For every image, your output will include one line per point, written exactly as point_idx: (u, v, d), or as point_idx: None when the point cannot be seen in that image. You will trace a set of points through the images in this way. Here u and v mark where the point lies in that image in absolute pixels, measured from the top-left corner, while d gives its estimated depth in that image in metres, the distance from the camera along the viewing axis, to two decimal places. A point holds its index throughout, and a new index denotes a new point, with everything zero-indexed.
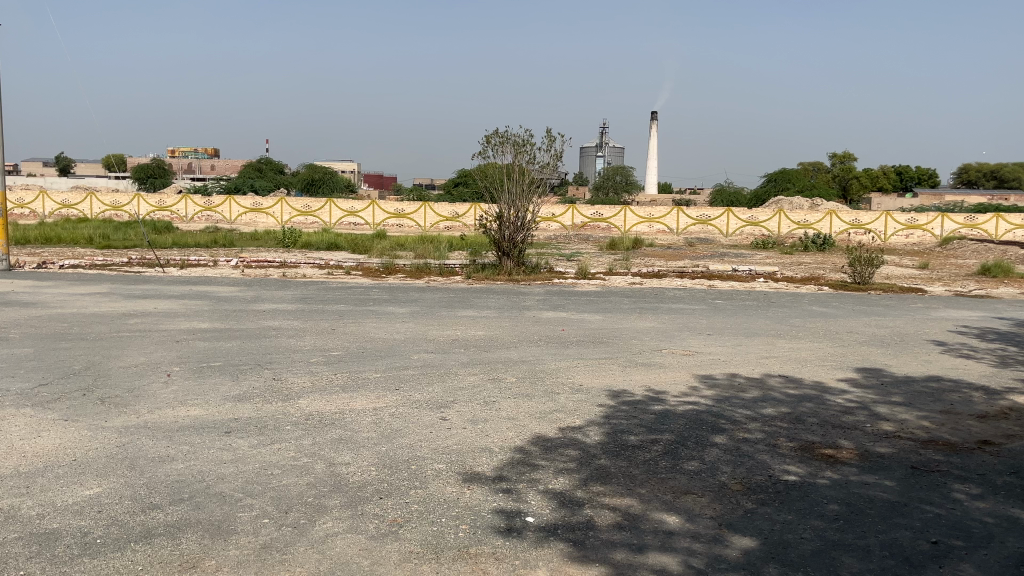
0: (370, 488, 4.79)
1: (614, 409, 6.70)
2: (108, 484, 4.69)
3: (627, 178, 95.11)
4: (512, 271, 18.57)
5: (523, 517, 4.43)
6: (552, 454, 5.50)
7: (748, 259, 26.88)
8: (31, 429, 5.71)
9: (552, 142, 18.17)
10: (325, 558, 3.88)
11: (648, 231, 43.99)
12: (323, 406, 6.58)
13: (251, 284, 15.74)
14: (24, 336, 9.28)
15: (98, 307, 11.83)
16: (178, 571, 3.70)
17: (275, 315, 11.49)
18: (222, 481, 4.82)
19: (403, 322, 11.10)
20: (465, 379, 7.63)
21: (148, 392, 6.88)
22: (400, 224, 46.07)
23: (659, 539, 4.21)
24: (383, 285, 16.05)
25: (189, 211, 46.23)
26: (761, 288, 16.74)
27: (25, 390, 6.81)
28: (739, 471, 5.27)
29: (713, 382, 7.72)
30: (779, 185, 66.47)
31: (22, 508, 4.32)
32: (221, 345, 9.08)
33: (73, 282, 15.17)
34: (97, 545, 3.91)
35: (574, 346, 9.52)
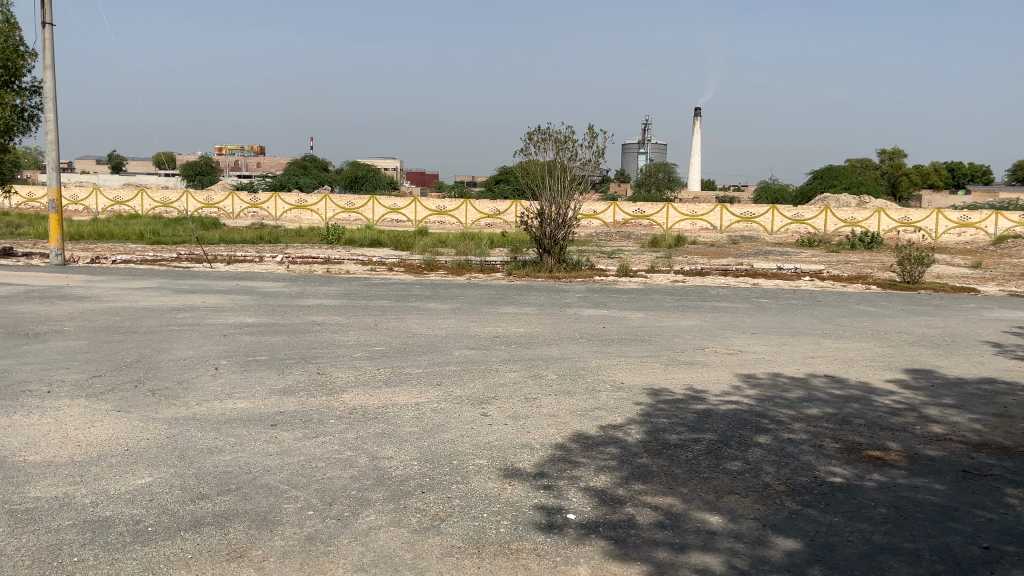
0: (412, 482, 4.84)
1: (655, 407, 6.66)
2: (158, 474, 4.81)
3: (670, 175, 94.36)
4: (553, 268, 18.57)
5: (564, 513, 4.44)
6: (592, 451, 5.49)
7: (794, 257, 26.40)
8: (86, 419, 5.88)
9: (595, 138, 18.07)
10: (368, 551, 3.92)
11: (691, 228, 43.64)
12: (367, 400, 6.66)
13: (296, 279, 15.98)
14: (80, 329, 9.57)
15: (147, 301, 12.09)
16: (227, 560, 3.78)
17: (318, 311, 11.60)
18: (268, 473, 4.91)
19: (445, 318, 11.21)
20: (506, 376, 7.67)
21: (198, 384, 7.03)
22: (441, 221, 46.31)
23: (701, 539, 4.18)
24: (425, 282, 16.14)
25: (236, 207, 47.06)
26: (807, 286, 16.54)
27: (80, 381, 7.02)
28: (783, 471, 5.20)
29: (756, 381, 7.64)
30: (825, 181, 65.36)
31: (77, 496, 4.45)
32: (266, 340, 9.23)
33: (125, 276, 15.56)
34: (148, 533, 4.02)
35: (616, 343, 9.50)
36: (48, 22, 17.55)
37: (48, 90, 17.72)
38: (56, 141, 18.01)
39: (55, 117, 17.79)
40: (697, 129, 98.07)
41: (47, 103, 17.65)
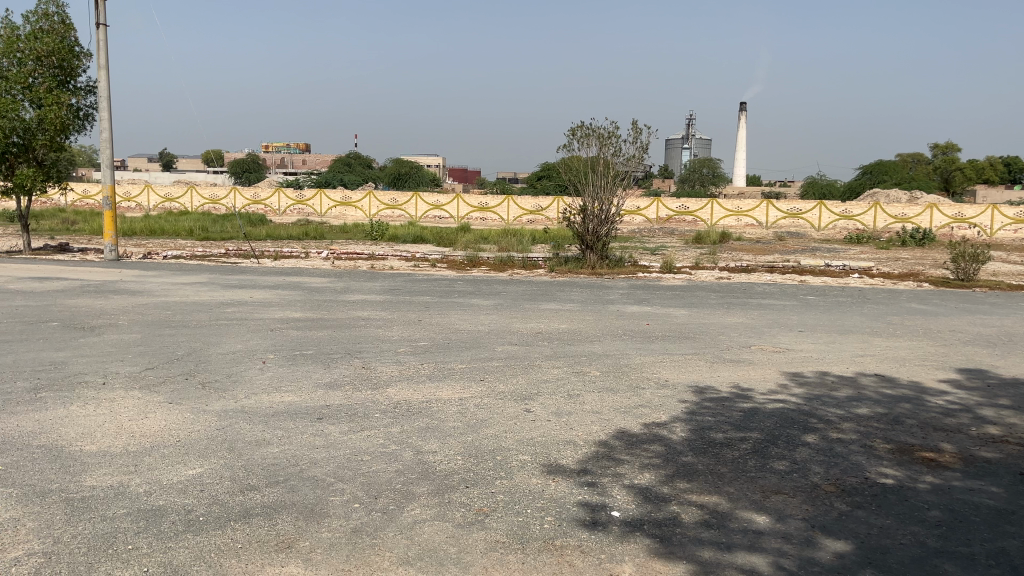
0: (456, 477, 4.86)
1: (700, 405, 6.59)
2: (208, 465, 4.91)
3: (715, 171, 93.26)
4: (596, 265, 18.48)
5: (608, 510, 4.42)
6: (636, 449, 5.45)
7: (842, 254, 25.84)
8: (139, 410, 6.03)
9: (639, 133, 17.95)
10: (413, 545, 3.95)
11: (736, 224, 43.10)
12: (411, 395, 6.71)
13: (340, 275, 16.18)
14: (133, 322, 9.82)
15: (198, 296, 12.33)
16: (276, 550, 3.84)
17: (363, 307, 11.71)
18: (314, 466, 4.98)
19: (488, 314, 11.22)
20: (549, 372, 7.65)
21: (245, 377, 7.17)
22: (484, 218, 46.38)
23: (748, 538, 4.12)
24: (468, 278, 16.20)
25: (282, 204, 47.82)
26: (856, 284, 16.19)
27: (134, 373, 7.20)
28: (833, 472, 5.11)
29: (803, 380, 7.51)
30: (875, 177, 63.97)
31: (131, 485, 4.56)
32: (312, 334, 9.36)
33: (176, 271, 15.91)
34: (200, 522, 4.10)
35: (660, 340, 9.42)
36: (102, 22, 17.99)
37: (103, 90, 18.18)
38: (109, 139, 18.47)
39: (108, 116, 18.24)
40: (742, 124, 96.75)
41: (101, 102, 18.10)
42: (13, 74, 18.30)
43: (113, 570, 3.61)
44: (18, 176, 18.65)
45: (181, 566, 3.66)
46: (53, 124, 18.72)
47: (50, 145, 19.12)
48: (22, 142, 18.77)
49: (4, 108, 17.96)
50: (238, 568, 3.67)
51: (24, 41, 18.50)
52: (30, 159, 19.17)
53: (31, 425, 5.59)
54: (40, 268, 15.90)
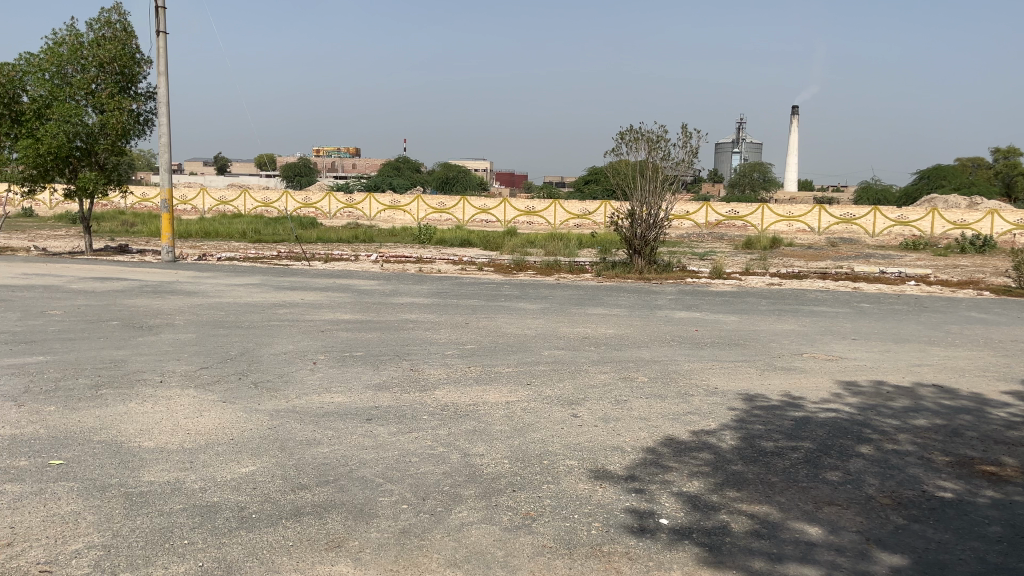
0: (503, 480, 4.87)
1: (750, 413, 6.49)
2: (261, 464, 5.00)
3: (766, 176, 91.83)
4: (643, 270, 18.33)
5: (657, 518, 4.38)
6: (684, 456, 5.39)
7: (897, 261, 25.22)
8: (195, 409, 6.17)
9: (688, 138, 17.78)
10: (461, 547, 3.97)
11: (788, 230, 42.36)
12: (458, 397, 6.75)
13: (390, 277, 16.35)
14: (189, 322, 10.06)
15: (251, 297, 12.59)
16: (326, 549, 3.89)
17: (411, 310, 11.78)
18: (363, 466, 5.03)
19: (535, 319, 11.19)
20: (596, 378, 7.61)
21: (297, 378, 7.29)
22: (530, 222, 46.40)
23: (800, 550, 4.05)
24: (515, 282, 16.26)
25: (332, 207, 48.47)
26: (913, 291, 15.75)
27: (190, 372, 7.37)
28: (888, 484, 4.98)
29: (858, 389, 7.34)
30: (933, 182, 62.28)
31: (187, 482, 4.67)
32: (362, 336, 9.46)
33: (229, 273, 16.28)
34: (253, 519, 4.18)
35: (709, 347, 9.30)
36: (162, 30, 18.48)
37: (162, 95, 18.67)
38: (167, 143, 18.94)
39: (166, 120, 18.71)
40: (793, 128, 95.10)
41: (160, 108, 18.60)
42: (77, 80, 18.93)
43: (170, 564, 3.70)
44: (81, 180, 19.25)
45: (235, 562, 3.73)
46: (114, 129, 19.29)
47: (111, 149, 19.70)
48: (84, 146, 19.38)
49: (68, 114, 18.57)
50: (290, 565, 3.72)
51: (88, 48, 19.10)
52: (93, 163, 19.79)
53: (92, 421, 5.76)
54: (101, 268, 16.42)
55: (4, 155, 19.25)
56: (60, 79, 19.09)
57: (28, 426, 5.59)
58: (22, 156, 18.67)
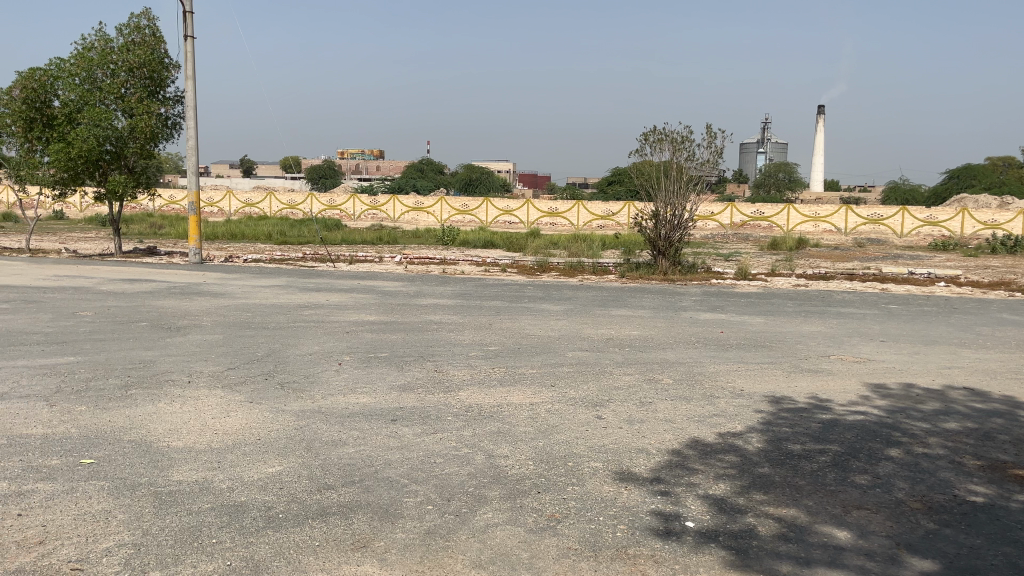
0: (528, 482, 4.86)
1: (777, 415, 6.43)
2: (288, 464, 5.03)
3: (791, 176, 91.03)
4: (668, 271, 18.24)
5: (682, 520, 4.35)
6: (710, 459, 5.35)
7: (926, 262, 24.87)
8: (222, 409, 6.23)
9: (713, 138, 17.66)
10: (486, 548, 3.97)
11: (814, 231, 41.95)
12: (483, 399, 6.75)
13: (414, 278, 16.42)
14: (216, 323, 10.18)
15: (276, 298, 12.71)
16: (352, 549, 3.91)
17: (434, 310, 11.83)
18: (389, 466, 5.06)
19: (558, 320, 11.17)
20: (621, 379, 7.58)
21: (323, 378, 7.34)
22: (553, 223, 46.38)
23: (828, 554, 4.00)
24: (538, 283, 16.25)
25: (357, 209, 48.73)
26: (942, 293, 15.58)
27: (218, 372, 7.45)
28: (918, 488, 4.91)
29: (886, 392, 7.25)
30: (963, 182, 61.37)
31: (214, 481, 4.72)
32: (386, 337, 9.52)
33: (255, 274, 16.41)
34: (279, 519, 4.21)
35: (734, 349, 9.23)
36: (189, 34, 18.70)
37: (189, 99, 18.89)
38: (194, 145, 19.15)
39: (193, 123, 18.91)
40: (819, 128, 94.14)
41: (188, 112, 18.81)
42: (107, 85, 19.21)
43: (199, 563, 3.74)
44: (111, 183, 19.53)
45: (263, 561, 3.76)
46: (143, 133, 19.54)
47: (140, 152, 19.98)
48: (114, 150, 19.66)
49: (98, 118, 18.85)
50: (317, 565, 3.74)
51: (117, 53, 19.36)
52: (122, 166, 20.08)
53: (121, 421, 5.84)
54: (130, 270, 16.65)
55: (36, 159, 19.61)
56: (90, 83, 19.38)
57: (60, 425, 5.68)
58: (53, 160, 18.99)
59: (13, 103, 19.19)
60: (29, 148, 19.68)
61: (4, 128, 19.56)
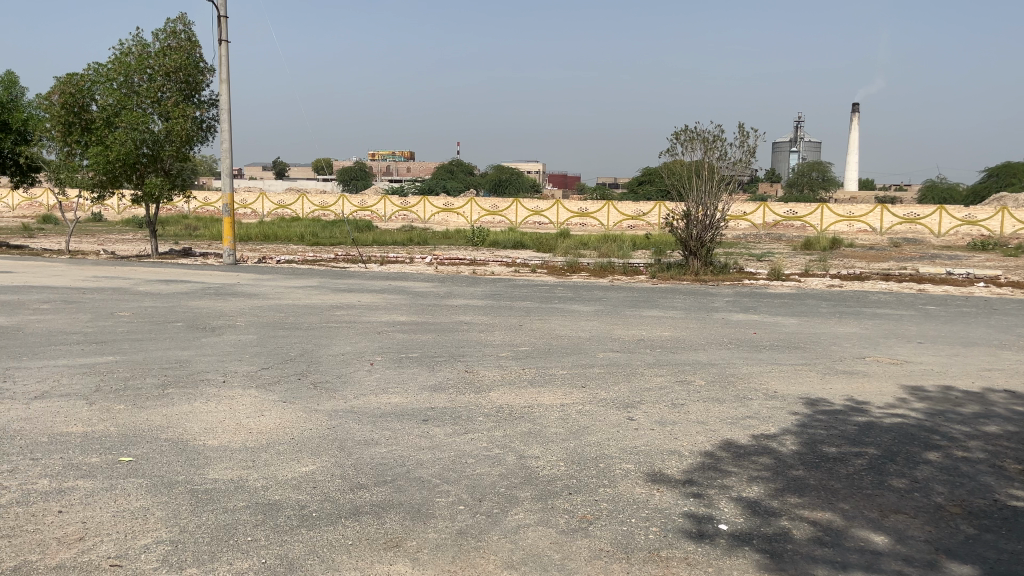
0: (559, 483, 4.85)
1: (812, 418, 6.34)
2: (321, 463, 5.08)
3: (825, 175, 89.82)
4: (699, 271, 18.10)
5: (716, 523, 4.31)
6: (743, 461, 5.30)
7: (964, 262, 24.41)
8: (256, 408, 6.30)
9: (745, 137, 17.48)
10: (517, 549, 3.96)
11: (848, 230, 41.35)
12: (513, 399, 6.76)
13: (444, 279, 16.46)
14: (249, 323, 10.31)
15: (308, 298, 12.84)
16: (384, 548, 3.93)
17: (465, 311, 11.87)
18: (421, 466, 5.08)
19: (589, 321, 11.14)
20: (652, 380, 7.54)
21: (354, 378, 7.39)
22: (583, 223, 46.26)
23: (865, 558, 3.94)
24: (569, 284, 16.22)
25: (388, 211, 49.04)
26: (982, 292, 15.38)
27: (252, 372, 7.54)
28: (958, 492, 4.81)
29: (924, 394, 7.12)
30: (1003, 180, 60.05)
31: (250, 480, 4.78)
32: (416, 338, 9.56)
33: (288, 275, 16.55)
34: (312, 518, 4.25)
35: (768, 350, 9.12)
36: (224, 38, 18.95)
37: (224, 102, 19.14)
38: (227, 148, 19.39)
39: (227, 125, 19.15)
40: (854, 125, 92.78)
41: (222, 115, 19.06)
42: (144, 89, 19.55)
43: (235, 560, 3.78)
44: (148, 185, 19.87)
45: (296, 559, 3.80)
46: (178, 136, 19.84)
47: (176, 155, 20.30)
48: (151, 153, 19.99)
49: (135, 122, 19.19)
50: (350, 564, 3.77)
51: (153, 58, 19.70)
52: (158, 169, 20.41)
53: (158, 419, 5.93)
54: (166, 271, 16.92)
55: (75, 162, 20.03)
56: (128, 88, 19.73)
57: (99, 424, 5.78)
58: (92, 163, 19.37)
59: (52, 108, 19.61)
60: (68, 151, 20.10)
61: (45, 132, 20.02)
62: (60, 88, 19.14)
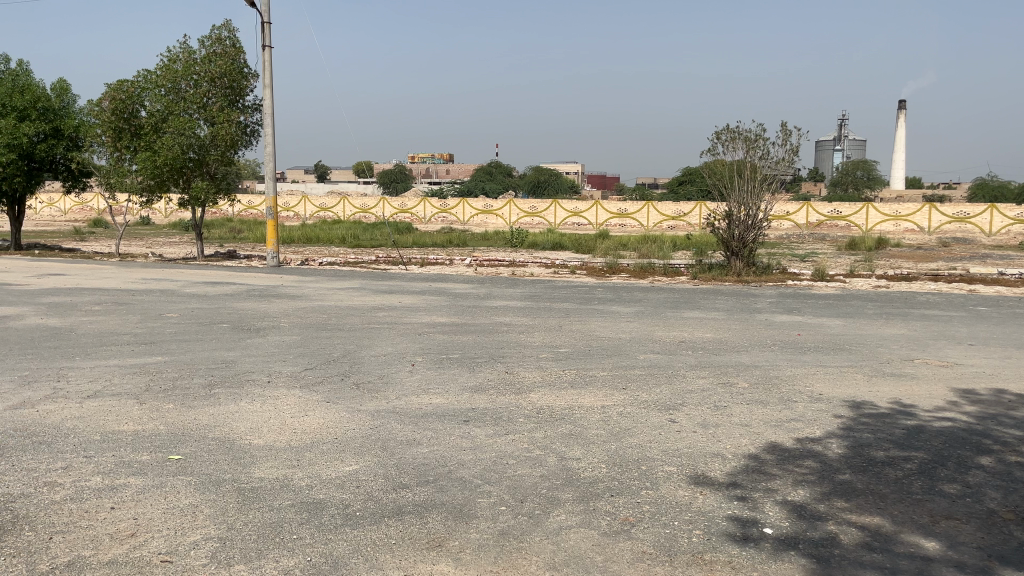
0: (601, 485, 4.84)
1: (858, 421, 6.22)
2: (364, 463, 5.13)
3: (871, 174, 88.06)
4: (741, 272, 17.90)
5: (761, 526, 4.25)
6: (788, 464, 5.22)
7: (1017, 262, 23.71)
8: (301, 408, 6.39)
9: (789, 135, 17.22)
10: (559, 551, 3.96)
11: (895, 230, 40.50)
12: (554, 401, 6.74)
13: (484, 281, 16.51)
14: (293, 324, 10.46)
15: (350, 300, 12.98)
16: (427, 548, 3.96)
17: (505, 313, 11.89)
18: (462, 467, 5.10)
19: (629, 322, 11.09)
20: (695, 382, 7.46)
21: (397, 379, 7.45)
22: (622, 224, 46.04)
23: (916, 565, 3.85)
24: (609, 285, 16.15)
25: (428, 212, 49.38)
26: None
27: (295, 372, 7.65)
28: (1012, 498, 4.68)
29: (976, 398, 6.93)
30: None
31: (295, 478, 4.84)
32: (457, 339, 9.60)
33: (330, 277, 16.73)
34: (357, 517, 4.29)
35: (812, 352, 8.96)
36: (268, 44, 19.25)
37: (267, 107, 19.42)
38: (270, 152, 19.68)
39: (270, 129, 19.44)
40: (900, 123, 90.91)
41: (266, 119, 19.35)
42: (190, 95, 19.95)
43: (281, 557, 3.84)
44: (194, 189, 20.27)
45: (341, 557, 3.84)
46: (223, 141, 20.18)
47: (221, 159, 20.66)
48: (197, 157, 20.38)
49: (182, 127, 19.59)
50: (393, 563, 3.80)
51: (200, 64, 20.10)
52: (204, 174, 20.80)
53: (207, 418, 6.05)
54: (212, 273, 17.29)
55: (124, 167, 20.52)
56: (175, 94, 20.14)
57: (149, 422, 5.92)
58: (140, 168, 19.82)
59: (103, 114, 20.14)
60: (118, 157, 20.60)
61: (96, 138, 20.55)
62: (111, 95, 19.63)
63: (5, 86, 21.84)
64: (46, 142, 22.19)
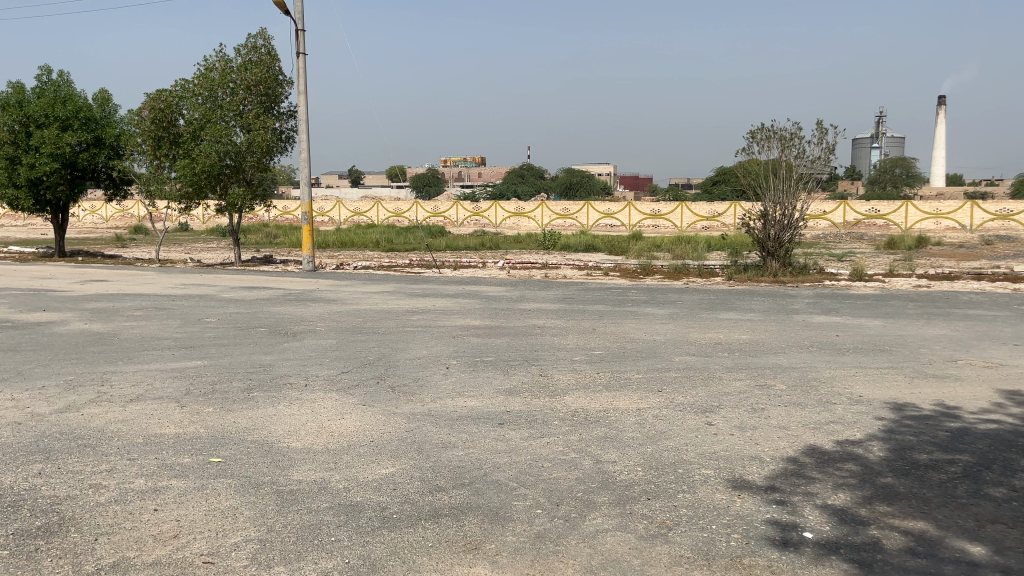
0: (638, 488, 4.81)
1: (900, 423, 6.11)
2: (400, 465, 5.16)
3: (910, 172, 86.38)
4: (778, 271, 17.66)
5: (801, 531, 4.20)
6: (828, 467, 5.15)
7: None
8: (337, 411, 6.45)
9: (824, 133, 16.99)
10: (596, 554, 3.95)
11: (935, 228, 39.69)
12: (589, 403, 6.72)
13: (517, 283, 16.52)
14: (329, 328, 10.58)
15: (385, 304, 13.07)
16: (464, 551, 3.97)
17: (538, 315, 11.88)
18: (497, 470, 5.10)
19: (664, 324, 11.01)
20: (732, 385, 7.38)
21: (431, 382, 7.49)
22: (656, 224, 45.76)
23: (961, 570, 3.77)
24: (643, 287, 16.06)
25: (460, 215, 49.51)
26: None
27: (332, 375, 7.72)
28: None
29: (1022, 399, 6.76)
30: None
31: (331, 481, 4.89)
32: (491, 342, 9.60)
33: (364, 281, 16.85)
34: (394, 519, 4.32)
35: (851, 353, 8.83)
36: (302, 51, 19.49)
37: (302, 113, 19.66)
38: (305, 157, 19.90)
39: (304, 135, 19.65)
40: (939, 119, 89.13)
41: (300, 125, 19.58)
42: (227, 103, 20.28)
43: (320, 559, 3.88)
44: (231, 196, 20.57)
45: (378, 560, 3.87)
46: (259, 147, 20.48)
47: (257, 166, 20.94)
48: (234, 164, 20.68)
49: (219, 134, 19.90)
50: (431, 565, 3.82)
51: (236, 73, 20.42)
52: (240, 180, 21.12)
53: (246, 422, 6.14)
54: (249, 278, 17.52)
55: (164, 175, 20.90)
56: (212, 102, 20.48)
57: (190, 425, 6.02)
58: (179, 175, 20.17)
59: (143, 123, 20.55)
60: (158, 164, 20.99)
61: (136, 146, 20.96)
62: (150, 104, 20.03)
63: (47, 97, 22.36)
64: (88, 151, 22.69)
